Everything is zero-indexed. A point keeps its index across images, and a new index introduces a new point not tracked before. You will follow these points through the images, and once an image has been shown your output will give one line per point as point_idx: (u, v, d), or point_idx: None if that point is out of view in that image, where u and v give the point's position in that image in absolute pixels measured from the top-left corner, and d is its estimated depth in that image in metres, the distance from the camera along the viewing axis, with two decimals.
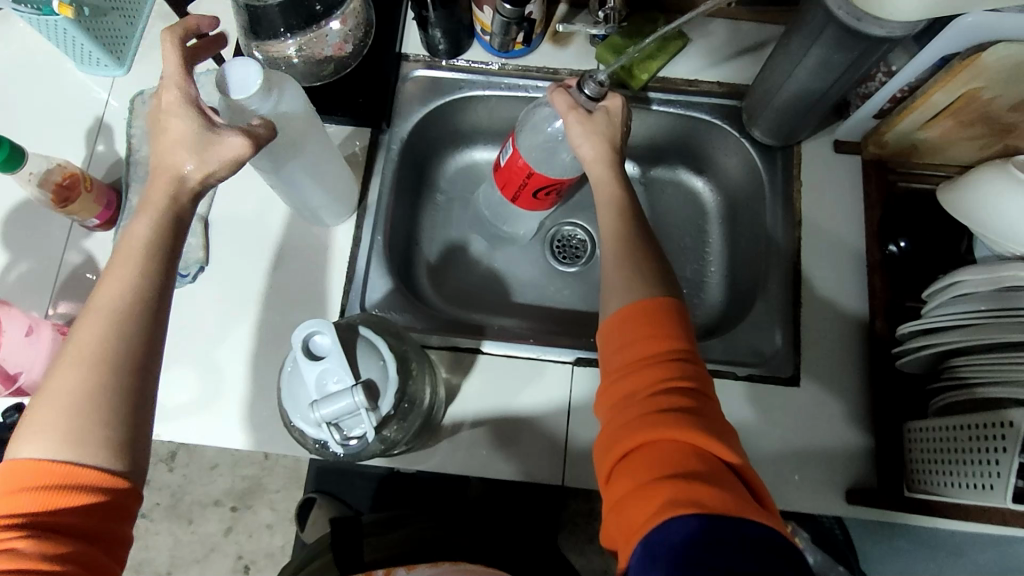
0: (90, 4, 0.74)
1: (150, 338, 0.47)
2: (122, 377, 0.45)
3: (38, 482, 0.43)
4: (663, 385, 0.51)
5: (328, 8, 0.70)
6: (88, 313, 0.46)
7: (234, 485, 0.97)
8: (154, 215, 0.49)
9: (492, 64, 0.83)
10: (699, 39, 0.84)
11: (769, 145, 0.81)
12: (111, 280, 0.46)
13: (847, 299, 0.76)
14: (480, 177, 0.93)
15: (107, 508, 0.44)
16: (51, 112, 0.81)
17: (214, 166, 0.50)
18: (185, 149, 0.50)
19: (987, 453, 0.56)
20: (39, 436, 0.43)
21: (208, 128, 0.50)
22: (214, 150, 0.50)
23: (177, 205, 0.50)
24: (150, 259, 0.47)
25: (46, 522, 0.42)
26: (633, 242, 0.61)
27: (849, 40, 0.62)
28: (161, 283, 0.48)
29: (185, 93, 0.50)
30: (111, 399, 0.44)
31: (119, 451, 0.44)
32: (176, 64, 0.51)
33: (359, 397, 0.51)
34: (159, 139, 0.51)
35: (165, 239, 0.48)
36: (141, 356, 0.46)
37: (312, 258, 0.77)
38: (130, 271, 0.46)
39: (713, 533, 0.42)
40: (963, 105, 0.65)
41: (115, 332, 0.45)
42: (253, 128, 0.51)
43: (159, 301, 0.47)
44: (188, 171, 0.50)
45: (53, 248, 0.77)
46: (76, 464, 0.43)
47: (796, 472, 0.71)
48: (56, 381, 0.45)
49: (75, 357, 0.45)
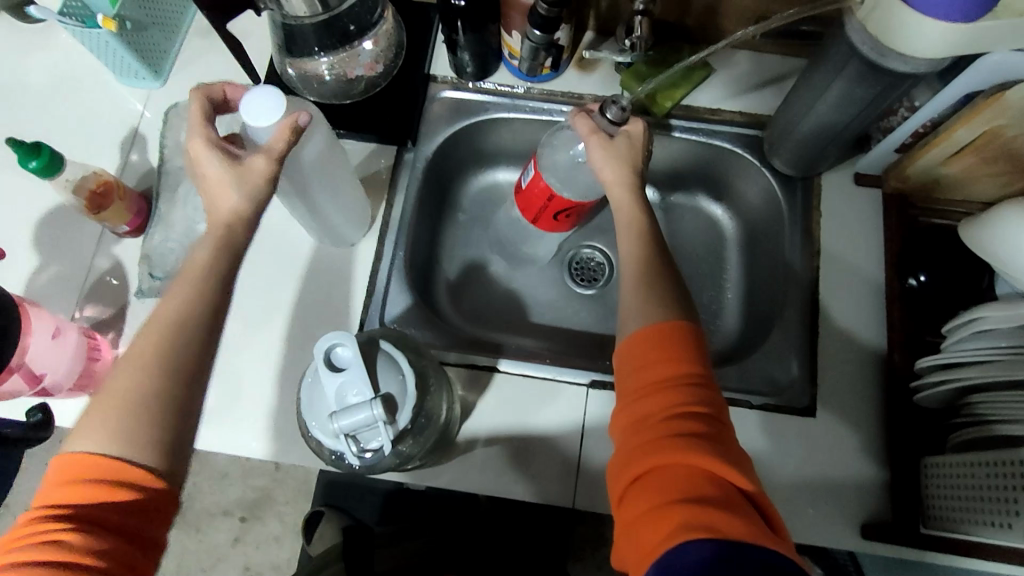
0: (132, 18, 0.77)
1: (203, 351, 0.51)
2: (176, 384, 0.49)
3: (90, 477, 0.46)
4: (678, 409, 0.51)
5: (362, 30, 0.73)
6: (150, 322, 0.50)
7: (245, 495, 1.15)
8: (213, 242, 0.53)
9: (517, 87, 0.85)
10: (722, 70, 0.85)
11: (790, 175, 0.82)
12: (174, 295, 0.51)
13: (865, 330, 0.76)
14: (501, 198, 0.95)
15: (148, 510, 0.47)
16: (87, 121, 0.83)
17: (258, 193, 0.55)
18: (229, 188, 0.54)
19: (1005, 492, 0.56)
20: (95, 433, 0.47)
21: (236, 163, 0.55)
22: (254, 180, 0.55)
23: (232, 234, 0.54)
24: (210, 282, 0.52)
25: (92, 517, 0.45)
26: (651, 264, 0.61)
27: (871, 74, 0.63)
28: (216, 300, 0.52)
29: (208, 137, 0.55)
30: (164, 404, 0.48)
31: (165, 453, 0.48)
32: (194, 113, 0.56)
33: (378, 409, 0.52)
34: (201, 186, 0.56)
35: (223, 260, 0.53)
36: (194, 367, 0.50)
37: (334, 272, 0.78)
38: (191, 289, 0.51)
39: (726, 559, 0.42)
40: (986, 143, 0.65)
41: (174, 343, 0.49)
42: (270, 145, 0.55)
43: (213, 317, 0.52)
44: (239, 207, 0.54)
45: (82, 254, 0.78)
46: (125, 462, 0.46)
47: (809, 504, 0.70)
48: (115, 383, 0.48)
49: (134, 361, 0.48)
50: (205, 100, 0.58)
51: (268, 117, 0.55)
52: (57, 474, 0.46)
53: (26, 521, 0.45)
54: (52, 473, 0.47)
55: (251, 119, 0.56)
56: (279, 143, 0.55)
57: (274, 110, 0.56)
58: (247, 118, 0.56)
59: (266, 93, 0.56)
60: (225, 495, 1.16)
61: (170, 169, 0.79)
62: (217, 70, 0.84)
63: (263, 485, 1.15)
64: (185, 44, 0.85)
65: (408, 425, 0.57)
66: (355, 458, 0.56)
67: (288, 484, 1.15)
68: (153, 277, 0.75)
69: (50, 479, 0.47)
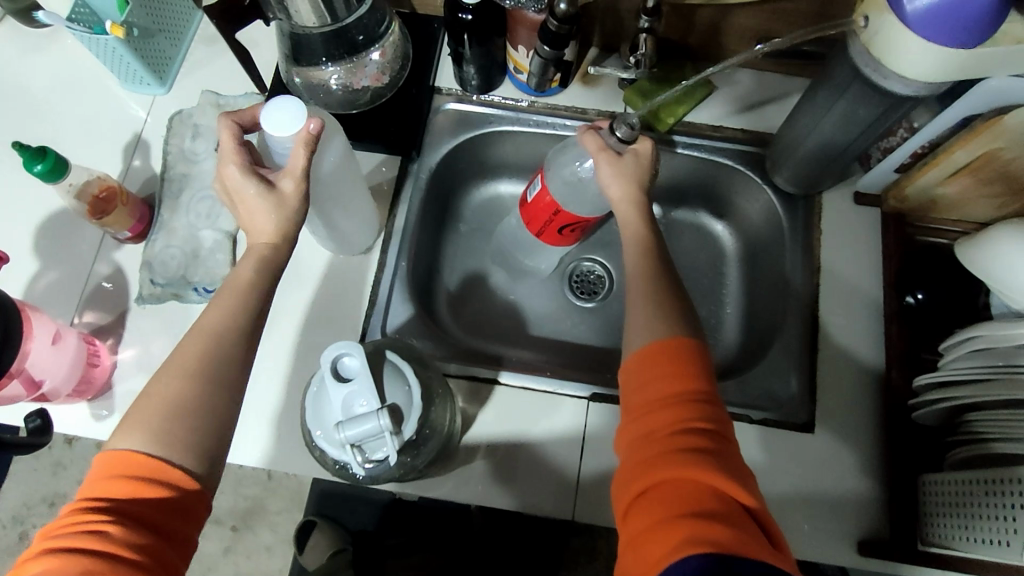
0: (139, 25, 0.77)
1: (243, 362, 0.54)
2: (217, 392, 0.52)
3: (127, 472, 0.48)
4: (685, 425, 0.51)
5: (369, 41, 0.75)
6: (192, 332, 0.53)
7: (237, 505, 1.17)
8: (257, 259, 0.57)
9: (522, 101, 0.85)
10: (723, 88, 0.86)
11: (791, 193, 0.83)
12: (216, 307, 0.54)
13: (863, 348, 0.76)
14: (503, 210, 0.95)
15: (182, 509, 0.48)
16: (91, 126, 0.83)
17: (294, 217, 0.58)
18: (265, 210, 0.57)
19: (1004, 509, 0.57)
20: (137, 432, 0.49)
21: (269, 188, 0.57)
22: (289, 203, 0.57)
23: (277, 252, 0.57)
24: (254, 299, 0.55)
25: (128, 511, 0.46)
26: (657, 280, 0.62)
27: (874, 96, 0.64)
28: (257, 314, 0.56)
29: (240, 164, 0.57)
30: (202, 409, 0.51)
31: (200, 456, 0.50)
32: (227, 141, 0.58)
33: (384, 420, 0.52)
34: (239, 212, 0.58)
35: (265, 280, 0.57)
36: (234, 376, 0.53)
37: (337, 282, 0.78)
38: (233, 303, 0.54)
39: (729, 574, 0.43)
40: (983, 164, 0.66)
41: (216, 352, 0.52)
42: (296, 167, 0.57)
43: (251, 332, 0.55)
44: (274, 225, 0.57)
45: (83, 258, 0.78)
46: (162, 460, 0.48)
47: (805, 520, 0.70)
48: (157, 387, 0.51)
49: (177, 367, 0.51)
50: (235, 125, 0.59)
51: (291, 129, 0.56)
52: (98, 471, 0.48)
53: (65, 513, 0.46)
54: (93, 470, 0.49)
55: (270, 129, 0.56)
56: (300, 161, 0.57)
57: (292, 121, 0.56)
58: (267, 128, 0.56)
59: (283, 102, 0.57)
60: (217, 504, 1.17)
61: (173, 176, 0.79)
62: (222, 78, 0.85)
63: (254, 494, 1.18)
64: (190, 51, 0.86)
65: (412, 436, 0.57)
66: (358, 468, 0.56)
67: (280, 493, 1.17)
68: (154, 283, 0.75)
69: (90, 476, 0.48)
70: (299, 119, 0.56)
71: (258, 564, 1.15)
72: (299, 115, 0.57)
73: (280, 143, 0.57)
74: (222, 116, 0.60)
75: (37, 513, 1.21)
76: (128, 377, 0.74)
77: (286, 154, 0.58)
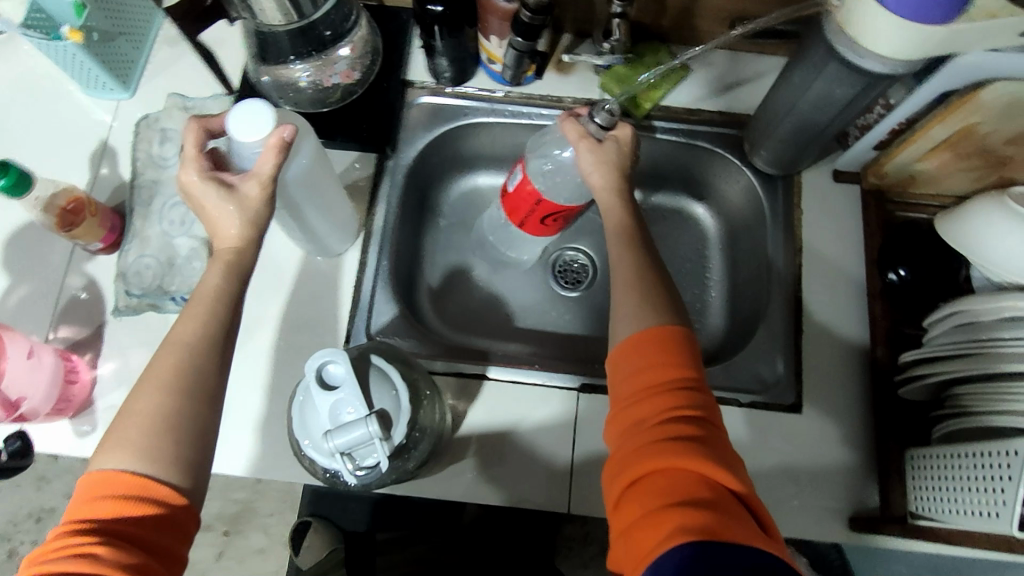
0: (99, 29, 0.75)
1: (218, 372, 0.52)
2: (194, 402, 0.50)
3: (115, 492, 0.47)
4: (673, 413, 0.51)
5: (336, 36, 0.73)
6: (164, 345, 0.52)
7: (227, 509, 1.16)
8: (223, 265, 0.55)
9: (496, 91, 0.84)
10: (700, 70, 0.85)
11: (770, 174, 0.83)
12: (188, 318, 0.53)
13: (847, 326, 0.77)
14: (482, 203, 0.94)
15: (172, 526, 0.47)
16: (55, 135, 0.80)
17: (256, 218, 0.56)
18: (228, 214, 0.55)
19: (993, 481, 0.57)
20: (119, 451, 0.48)
21: (230, 191, 0.55)
22: (250, 206, 0.56)
23: (243, 256, 0.56)
24: (222, 305, 0.54)
25: (118, 531, 0.45)
26: (642, 269, 0.61)
27: (850, 75, 0.64)
28: (229, 321, 0.54)
29: (200, 170, 0.56)
30: (182, 424, 0.50)
31: (187, 471, 0.49)
32: (191, 147, 0.57)
33: (373, 426, 0.51)
34: (202, 218, 0.57)
35: (232, 285, 0.55)
36: (210, 387, 0.52)
37: (318, 285, 0.77)
38: (202, 312, 0.53)
39: (717, 561, 0.43)
40: (961, 139, 0.67)
41: (189, 363, 0.51)
42: (259, 169, 0.55)
43: (226, 340, 0.54)
44: (237, 228, 0.55)
45: (54, 272, 0.76)
46: (151, 478, 0.47)
47: (797, 497, 0.71)
48: (137, 404, 0.50)
49: (154, 382, 0.50)
50: (202, 130, 0.58)
51: (258, 135, 0.55)
52: (82, 493, 0.47)
53: (52, 538, 0.45)
54: (77, 493, 0.48)
55: (239, 135, 0.55)
56: (268, 166, 0.55)
57: (265, 124, 0.55)
58: (234, 134, 0.55)
59: (251, 107, 0.55)
60: (208, 510, 1.16)
61: (143, 183, 0.77)
62: (188, 80, 0.82)
63: (244, 498, 1.17)
64: (154, 54, 0.83)
65: (402, 440, 0.56)
66: (349, 475, 0.55)
67: (270, 496, 1.17)
68: (130, 295, 0.73)
69: (75, 500, 0.47)
70: (269, 124, 0.55)
71: (253, 566, 1.15)
72: (268, 120, 0.55)
73: (249, 149, 0.56)
74: (190, 119, 0.59)
75: (24, 529, 1.19)
76: (107, 391, 0.72)
77: (255, 159, 0.57)
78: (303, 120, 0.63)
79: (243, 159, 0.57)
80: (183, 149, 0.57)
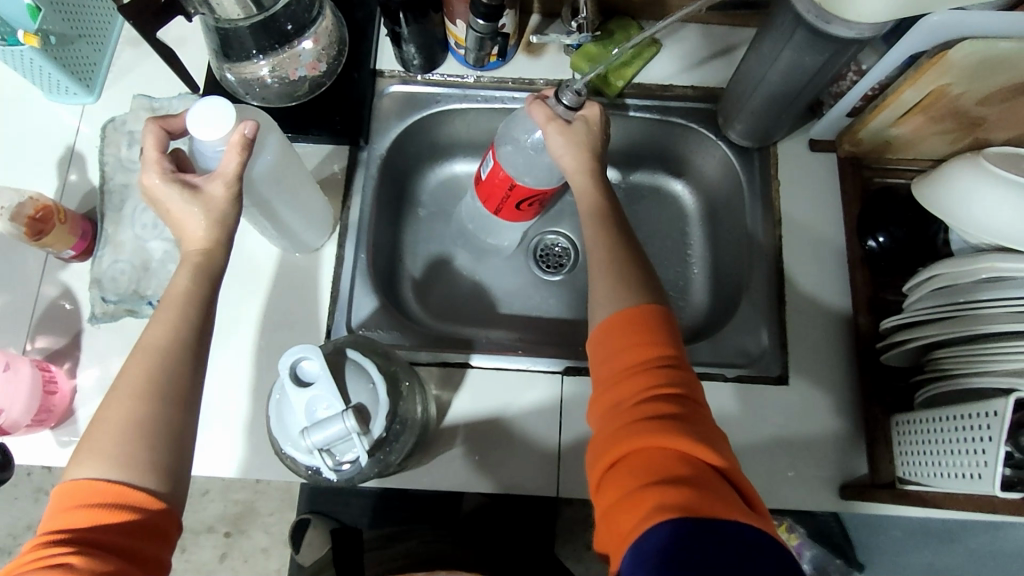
0: (56, 32, 0.73)
1: (193, 375, 0.52)
2: (169, 407, 0.50)
3: (90, 501, 0.46)
4: (651, 393, 0.51)
5: (299, 29, 0.71)
6: (136, 350, 0.51)
7: (227, 511, 1.16)
8: (193, 268, 0.55)
9: (467, 77, 0.83)
10: (671, 45, 0.85)
11: (746, 146, 0.82)
12: (159, 323, 0.52)
13: (830, 295, 0.77)
14: (460, 190, 0.93)
15: (152, 532, 0.47)
16: (21, 143, 0.79)
17: (224, 218, 0.55)
18: (194, 215, 0.54)
19: (974, 443, 0.57)
20: (95, 459, 0.48)
21: (195, 192, 0.54)
22: (217, 207, 0.55)
23: (213, 257, 0.55)
24: (193, 307, 0.53)
25: (94, 540, 0.45)
26: (617, 248, 0.61)
27: (818, 42, 0.63)
28: (201, 324, 0.53)
29: (162, 173, 0.55)
30: (157, 429, 0.49)
31: (165, 476, 0.49)
32: (151, 150, 0.56)
33: (350, 421, 0.51)
34: (169, 221, 0.56)
35: (203, 288, 0.54)
36: (185, 391, 0.51)
37: (297, 281, 0.76)
38: (174, 317, 0.52)
39: (696, 538, 0.42)
40: (933, 102, 0.66)
41: (162, 369, 0.50)
42: (222, 168, 0.54)
43: (200, 344, 0.53)
44: (204, 229, 0.55)
45: (28, 282, 0.75)
46: (126, 485, 0.47)
47: (788, 469, 0.71)
48: (109, 411, 0.49)
49: (128, 388, 0.49)
50: (162, 131, 0.57)
51: (220, 133, 0.54)
52: (57, 504, 0.47)
53: (27, 550, 0.45)
54: (51, 505, 0.47)
55: (199, 134, 0.54)
56: (232, 165, 0.54)
57: (224, 121, 0.54)
58: (194, 133, 0.54)
59: (210, 105, 0.54)
60: (208, 512, 1.16)
61: (113, 188, 0.76)
62: (154, 80, 0.81)
63: (243, 499, 1.17)
64: (116, 55, 0.82)
65: (382, 432, 0.56)
66: (330, 471, 0.56)
67: (269, 495, 1.16)
68: (106, 301, 0.73)
69: (50, 510, 0.47)
70: (229, 121, 0.54)
71: (257, 565, 1.15)
72: (229, 117, 0.54)
73: (212, 148, 0.55)
74: (150, 121, 0.58)
75: (23, 541, 1.19)
76: (89, 399, 0.72)
77: (219, 157, 0.56)
78: (268, 115, 0.62)
79: (206, 157, 0.56)
80: (143, 151, 0.56)
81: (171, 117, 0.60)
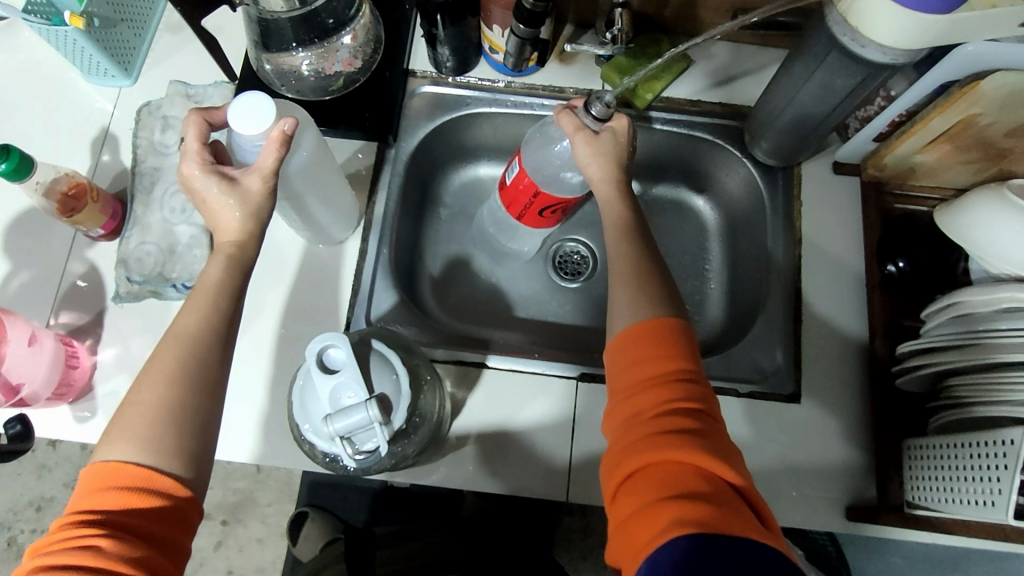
0: (100, 15, 0.75)
1: (220, 363, 0.53)
2: (197, 395, 0.51)
3: (120, 484, 0.47)
4: (669, 406, 0.51)
5: (339, 24, 0.72)
6: (166, 336, 0.52)
7: (227, 499, 1.16)
8: (225, 257, 0.56)
9: (498, 82, 0.84)
10: (700, 61, 0.86)
11: (771, 165, 0.83)
12: (189, 309, 0.53)
13: (846, 317, 0.77)
14: (483, 193, 0.94)
15: (175, 518, 0.48)
16: (56, 122, 0.80)
17: (258, 211, 0.56)
18: (230, 206, 0.55)
19: (988, 470, 0.58)
20: (124, 442, 0.48)
21: (232, 185, 0.55)
22: (253, 200, 0.56)
23: (244, 249, 0.56)
24: (223, 297, 0.54)
25: (121, 523, 0.46)
26: (639, 259, 0.61)
27: (851, 66, 0.64)
28: (230, 312, 0.54)
29: (202, 164, 0.56)
30: (185, 415, 0.50)
31: (190, 463, 0.49)
32: (192, 141, 0.57)
33: (373, 411, 0.52)
34: (204, 211, 0.57)
35: (233, 278, 0.55)
36: (212, 378, 0.52)
37: (320, 273, 0.77)
38: (204, 304, 0.53)
39: (713, 554, 0.43)
40: (961, 131, 0.67)
41: (191, 355, 0.51)
42: (259, 162, 0.55)
43: (228, 333, 0.54)
44: (238, 220, 0.55)
45: (54, 259, 0.76)
46: (153, 470, 0.48)
47: (795, 488, 0.71)
48: (139, 395, 0.50)
49: (158, 373, 0.50)
50: (204, 123, 0.58)
51: (259, 127, 0.55)
52: (86, 484, 0.48)
53: (55, 530, 0.45)
54: (81, 485, 0.48)
55: (238, 127, 0.55)
56: (269, 159, 0.55)
57: (264, 117, 0.55)
58: (235, 127, 0.55)
59: (251, 101, 0.55)
60: (208, 499, 1.17)
61: (144, 170, 0.77)
62: (191, 68, 0.83)
63: (243, 487, 1.17)
64: (154, 42, 0.83)
65: (402, 424, 0.57)
66: (349, 459, 0.56)
67: (270, 486, 1.17)
68: (131, 281, 0.74)
69: (79, 490, 0.48)
70: (270, 118, 0.55)
71: (252, 556, 1.15)
72: (269, 114, 0.55)
73: (252, 142, 0.56)
74: (192, 111, 0.58)
75: (24, 518, 1.19)
76: (108, 378, 0.73)
77: (257, 151, 0.57)
78: (305, 112, 0.63)
79: (246, 150, 0.57)
80: (184, 142, 0.57)
81: (212, 108, 0.60)
